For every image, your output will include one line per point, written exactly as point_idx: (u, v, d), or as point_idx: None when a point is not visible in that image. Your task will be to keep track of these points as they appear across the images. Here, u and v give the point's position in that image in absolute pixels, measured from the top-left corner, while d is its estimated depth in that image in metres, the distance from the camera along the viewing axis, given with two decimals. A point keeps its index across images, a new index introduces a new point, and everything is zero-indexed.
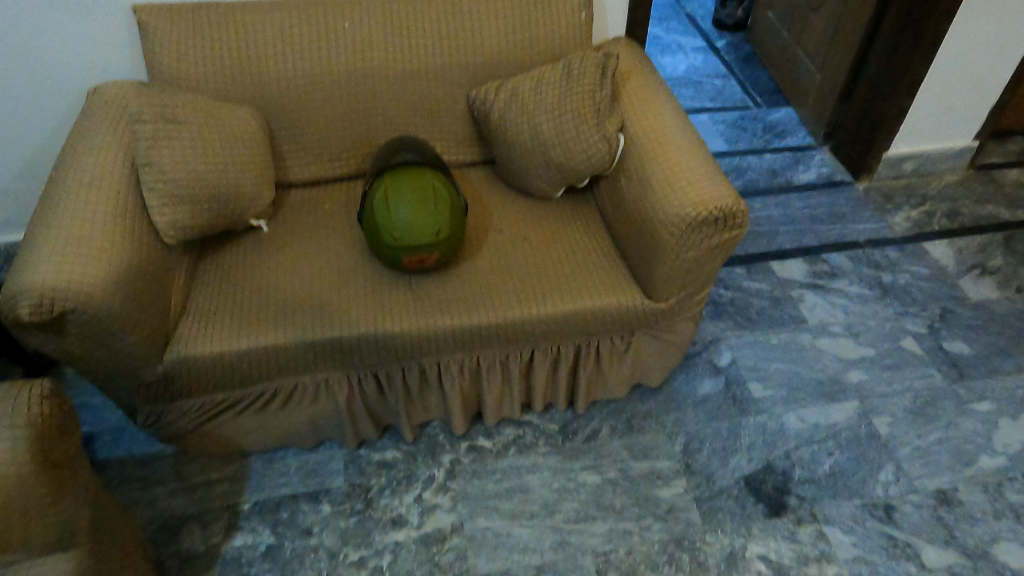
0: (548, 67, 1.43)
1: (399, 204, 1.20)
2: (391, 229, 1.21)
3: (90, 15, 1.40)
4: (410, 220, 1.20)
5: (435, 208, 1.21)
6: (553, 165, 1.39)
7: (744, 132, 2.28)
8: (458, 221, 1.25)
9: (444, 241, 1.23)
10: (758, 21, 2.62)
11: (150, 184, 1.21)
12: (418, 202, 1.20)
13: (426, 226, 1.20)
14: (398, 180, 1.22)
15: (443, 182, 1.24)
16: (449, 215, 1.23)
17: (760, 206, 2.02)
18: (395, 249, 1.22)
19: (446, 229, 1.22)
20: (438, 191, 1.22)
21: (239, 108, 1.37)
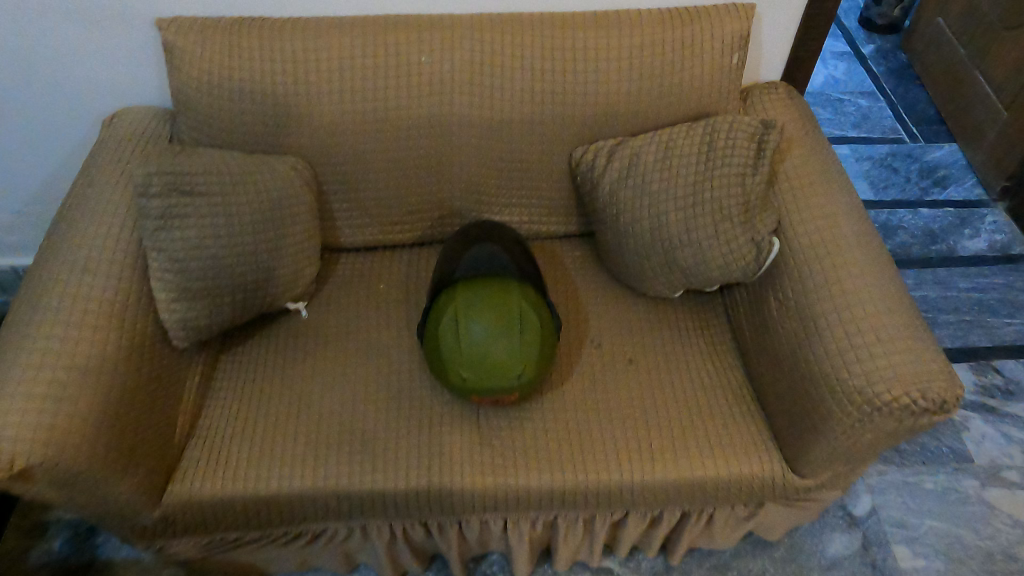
0: (680, 128, 1.07)
1: (472, 330, 0.89)
2: (460, 363, 0.90)
3: (103, 29, 1.11)
4: (487, 351, 0.89)
5: (521, 336, 0.90)
6: (677, 267, 1.05)
7: (895, 176, 1.85)
8: (550, 348, 0.94)
9: (532, 375, 0.92)
10: (920, 27, 2.13)
11: (161, 274, 0.94)
12: (498, 328, 0.89)
13: (508, 359, 0.89)
14: (469, 297, 0.91)
15: (531, 297, 0.93)
16: (539, 343, 0.92)
17: (913, 281, 1.62)
18: (464, 387, 0.91)
19: (534, 360, 0.91)
20: (524, 314, 0.91)
21: (278, 162, 1.08)
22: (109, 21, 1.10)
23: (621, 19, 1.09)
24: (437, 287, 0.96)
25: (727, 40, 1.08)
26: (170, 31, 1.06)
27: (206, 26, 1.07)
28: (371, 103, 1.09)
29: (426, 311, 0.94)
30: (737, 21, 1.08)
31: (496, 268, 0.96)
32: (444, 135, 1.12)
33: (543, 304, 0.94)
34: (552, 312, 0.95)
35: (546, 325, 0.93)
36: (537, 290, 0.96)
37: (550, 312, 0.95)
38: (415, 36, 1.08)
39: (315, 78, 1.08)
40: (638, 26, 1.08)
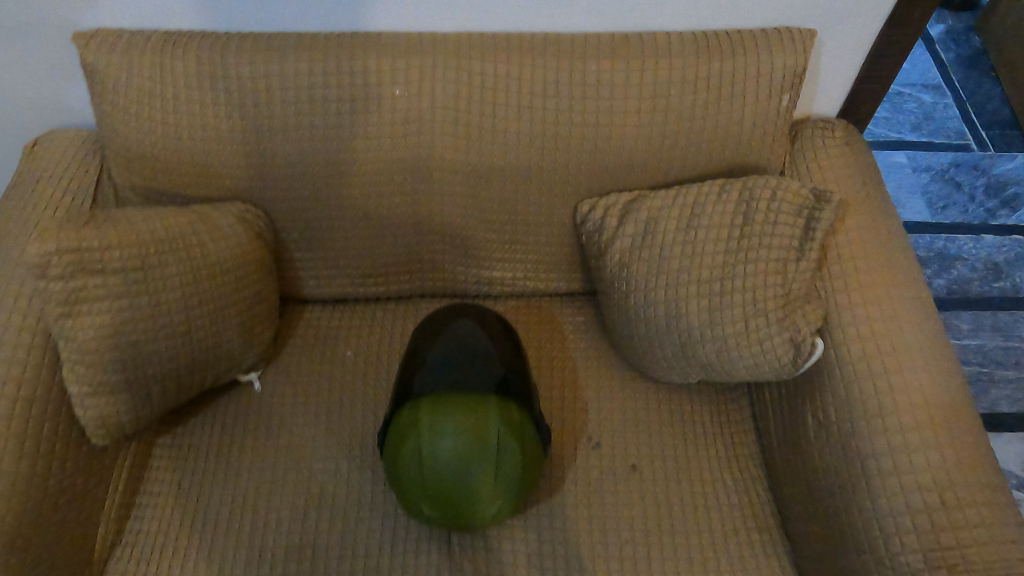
0: (708, 188, 0.87)
1: (437, 458, 0.73)
2: (422, 494, 0.74)
3: (14, 45, 0.92)
4: (454, 484, 0.73)
5: (496, 466, 0.74)
6: (695, 360, 0.87)
7: (958, 192, 1.62)
8: (533, 473, 0.78)
9: (508, 506, 0.76)
10: (1002, 7, 1.83)
11: (72, 368, 0.78)
12: (469, 458, 0.73)
13: (479, 494, 0.73)
14: (437, 415, 0.74)
15: (513, 415, 0.76)
16: (519, 471, 0.75)
17: (970, 327, 1.42)
18: (426, 517, 0.76)
19: (512, 491, 0.75)
20: (503, 438, 0.74)
21: (222, 213, 0.91)
22: (20, 36, 0.91)
23: (645, 45, 0.87)
24: (401, 391, 0.79)
25: (777, 76, 0.86)
26: (89, 49, 0.87)
27: (133, 42, 0.88)
28: (335, 141, 0.90)
29: (385, 421, 0.78)
30: (792, 53, 0.86)
31: (473, 372, 0.79)
32: (424, 179, 0.93)
33: (528, 421, 0.77)
34: (539, 427, 0.79)
35: (530, 448, 0.77)
36: (523, 400, 0.79)
37: (537, 428, 0.79)
38: (389, 61, 0.87)
39: (267, 110, 0.89)
40: (666, 55, 0.86)
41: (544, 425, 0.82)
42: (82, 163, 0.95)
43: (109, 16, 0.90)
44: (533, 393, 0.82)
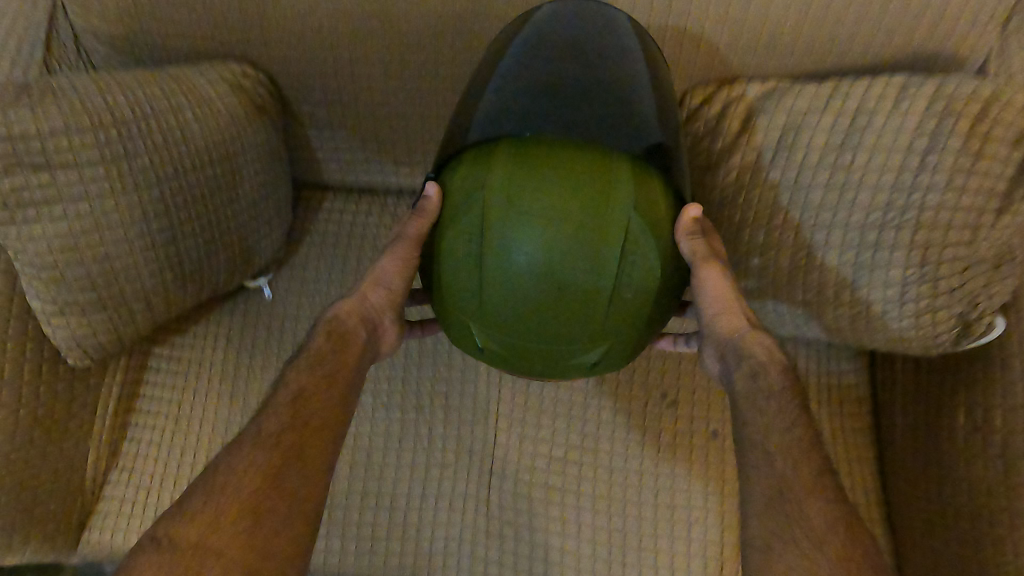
0: (883, 88, 0.60)
1: (523, 249, 0.48)
2: (488, 302, 0.51)
3: None
4: (541, 316, 0.50)
5: (615, 274, 0.49)
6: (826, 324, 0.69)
7: None
8: (665, 296, 0.54)
9: (616, 359, 0.54)
10: None
11: (29, 283, 0.62)
12: (576, 259, 0.48)
13: (577, 336, 0.51)
14: (528, 176, 0.49)
15: (646, 202, 0.50)
16: (639, 311, 0.52)
17: None
18: (484, 359, 0.55)
19: (635, 304, 0.51)
20: (631, 220, 0.49)
21: (210, 81, 0.68)
22: None
23: None
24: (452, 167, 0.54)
25: None
26: None
27: None
28: None
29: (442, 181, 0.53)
30: None
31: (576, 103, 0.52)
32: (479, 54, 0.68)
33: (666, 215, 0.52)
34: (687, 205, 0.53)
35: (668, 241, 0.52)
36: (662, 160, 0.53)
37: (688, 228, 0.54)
38: None
39: None
40: None
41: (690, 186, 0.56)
42: None
43: None
44: (682, 171, 0.56)
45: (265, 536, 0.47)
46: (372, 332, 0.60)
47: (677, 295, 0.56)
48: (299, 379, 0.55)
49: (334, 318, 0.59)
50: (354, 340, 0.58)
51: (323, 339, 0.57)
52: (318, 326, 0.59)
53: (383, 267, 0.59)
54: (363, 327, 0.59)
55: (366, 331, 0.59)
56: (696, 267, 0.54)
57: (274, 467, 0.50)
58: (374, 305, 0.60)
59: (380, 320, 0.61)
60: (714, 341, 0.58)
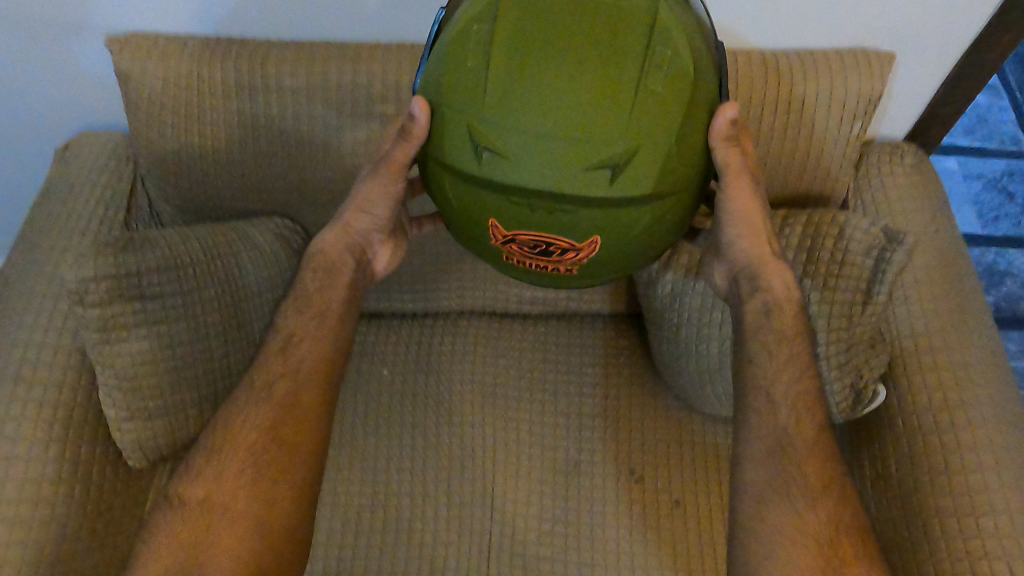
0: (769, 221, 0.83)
1: (519, 73, 0.51)
2: (489, 120, 0.53)
3: (47, 42, 0.89)
4: (532, 147, 0.52)
5: (618, 113, 0.51)
6: (727, 407, 0.86)
7: (1010, 203, 1.55)
8: (671, 155, 0.55)
9: (615, 200, 0.55)
10: None
11: (110, 393, 0.75)
12: (568, 103, 0.50)
13: (571, 151, 0.51)
14: (573, 50, 0.50)
15: (663, 28, 0.52)
16: (637, 156, 0.53)
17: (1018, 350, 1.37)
18: (488, 206, 0.56)
19: (635, 151, 0.53)
20: (637, 56, 0.51)
21: (260, 230, 0.88)
22: (58, 34, 0.88)
23: None
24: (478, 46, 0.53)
25: (853, 103, 0.81)
26: (119, 54, 0.82)
27: (166, 51, 0.82)
28: None
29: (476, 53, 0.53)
30: (870, 79, 0.80)
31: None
32: None
33: (683, 60, 0.53)
34: (705, 65, 0.56)
35: (675, 109, 0.53)
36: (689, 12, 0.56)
37: (699, 100, 0.56)
38: None
39: (306, 122, 0.83)
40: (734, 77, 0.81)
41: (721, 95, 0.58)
42: (111, 169, 0.90)
43: (134, 17, 0.86)
44: (720, 88, 0.60)
45: (240, 512, 0.66)
46: (364, 261, 0.80)
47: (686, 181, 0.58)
48: (251, 382, 0.72)
49: (323, 249, 0.77)
50: (302, 321, 0.75)
51: (314, 271, 0.77)
52: (306, 270, 0.77)
53: (351, 216, 0.75)
54: (349, 261, 0.77)
55: (348, 255, 0.77)
56: (727, 171, 0.61)
57: (250, 463, 0.68)
58: (356, 234, 0.77)
59: (363, 245, 0.79)
60: (734, 255, 0.73)
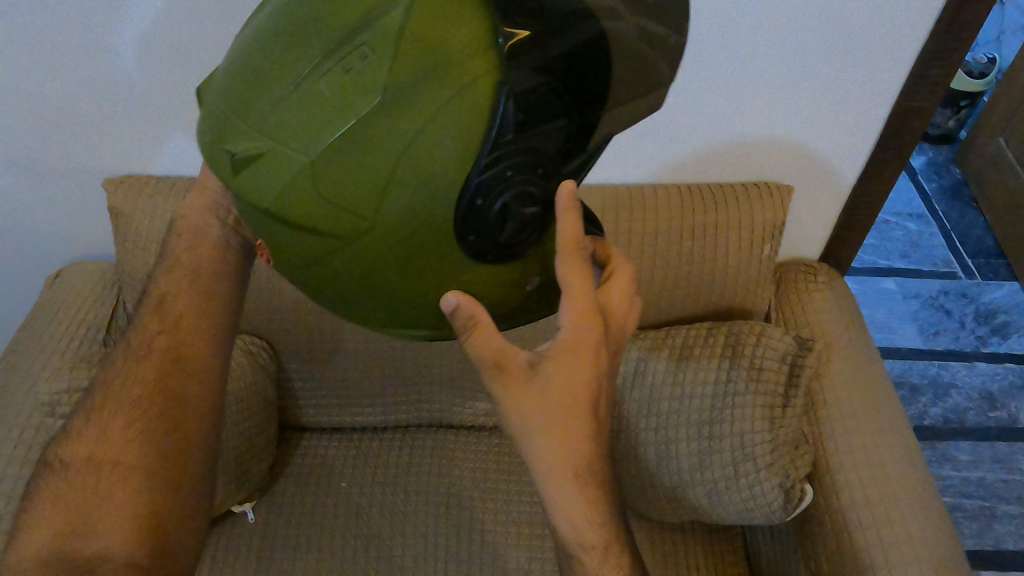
0: (697, 332, 0.91)
1: (244, 41, 0.46)
2: (210, 84, 0.48)
3: (54, 183, 1.02)
4: (205, 118, 0.46)
5: (264, 102, 0.42)
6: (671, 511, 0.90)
7: (948, 319, 1.65)
8: (323, 195, 0.42)
9: (255, 210, 0.44)
10: (980, 143, 1.92)
11: None
12: (236, 79, 0.44)
13: (223, 134, 0.44)
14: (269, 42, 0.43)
15: (379, 31, 0.40)
16: (276, 163, 0.42)
17: (969, 458, 1.41)
18: None
19: (276, 163, 0.42)
20: (325, 49, 0.41)
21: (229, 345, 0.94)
22: (64, 175, 1.00)
23: (633, 199, 0.93)
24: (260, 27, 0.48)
25: (761, 228, 0.92)
26: (115, 193, 0.93)
27: (156, 189, 0.93)
28: None
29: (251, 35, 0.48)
30: (773, 207, 0.92)
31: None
32: None
33: (383, 79, 0.40)
34: (455, 110, 0.41)
35: (350, 144, 0.41)
36: (469, 31, 0.41)
37: (414, 146, 0.41)
38: None
39: None
40: (654, 206, 0.92)
41: (476, 162, 0.42)
42: (97, 294, 0.99)
43: (135, 161, 0.99)
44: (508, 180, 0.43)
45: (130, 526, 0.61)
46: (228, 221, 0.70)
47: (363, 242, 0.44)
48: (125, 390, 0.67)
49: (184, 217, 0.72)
50: (176, 285, 0.69)
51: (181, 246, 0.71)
52: (176, 237, 0.72)
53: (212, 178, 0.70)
54: (213, 221, 0.70)
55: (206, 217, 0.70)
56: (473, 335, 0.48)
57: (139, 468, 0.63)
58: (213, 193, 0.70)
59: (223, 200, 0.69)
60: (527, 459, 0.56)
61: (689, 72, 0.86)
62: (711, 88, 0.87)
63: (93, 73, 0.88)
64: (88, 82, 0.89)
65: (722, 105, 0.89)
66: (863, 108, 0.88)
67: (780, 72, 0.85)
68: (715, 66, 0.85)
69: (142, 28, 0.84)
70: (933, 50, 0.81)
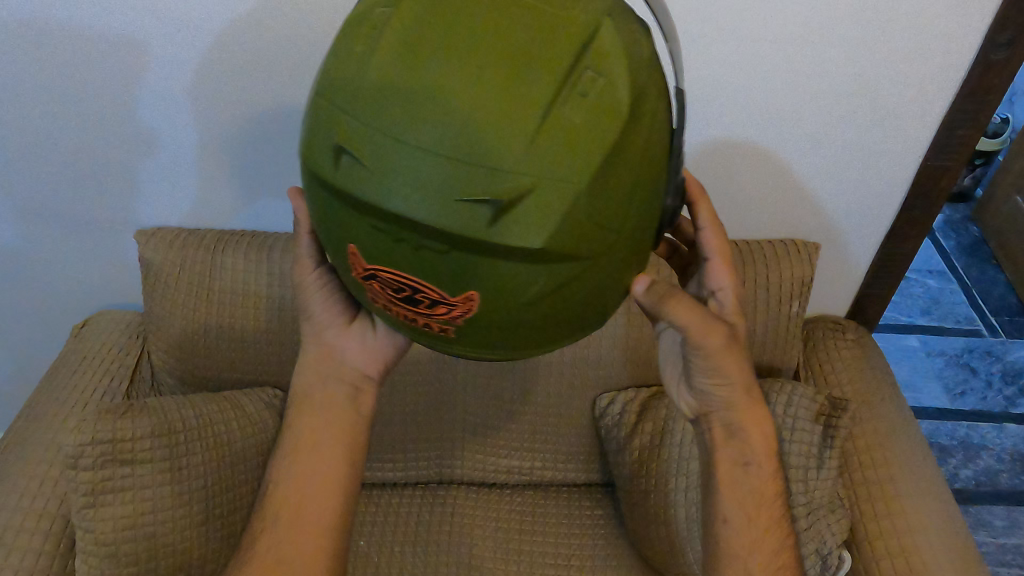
0: None
1: (388, 54, 0.41)
2: (357, 122, 0.41)
3: (86, 233, 1.03)
4: (403, 162, 0.40)
5: (522, 138, 0.40)
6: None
7: (974, 378, 1.62)
8: (588, 220, 0.43)
9: (491, 250, 0.42)
10: (999, 202, 1.92)
11: (85, 561, 0.76)
12: (452, 118, 0.39)
13: (458, 175, 0.40)
14: (473, 53, 0.39)
15: (600, 50, 0.42)
16: (540, 195, 0.41)
17: (1004, 524, 1.36)
18: (346, 237, 0.46)
19: (540, 197, 0.41)
20: (562, 70, 0.40)
21: (252, 398, 0.94)
22: (95, 226, 1.02)
23: None
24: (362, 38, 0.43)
25: (790, 285, 0.92)
26: (145, 244, 0.94)
27: (187, 241, 0.94)
28: None
29: (358, 50, 0.43)
30: (801, 264, 0.92)
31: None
32: (449, 374, 0.96)
33: (628, 98, 0.42)
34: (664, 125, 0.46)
35: (607, 166, 0.42)
36: (642, 38, 0.45)
37: (644, 155, 0.44)
38: None
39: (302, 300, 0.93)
40: None
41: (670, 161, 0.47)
42: (121, 344, 0.99)
43: (167, 212, 1.01)
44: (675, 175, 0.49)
45: None
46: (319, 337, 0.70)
47: (601, 256, 0.45)
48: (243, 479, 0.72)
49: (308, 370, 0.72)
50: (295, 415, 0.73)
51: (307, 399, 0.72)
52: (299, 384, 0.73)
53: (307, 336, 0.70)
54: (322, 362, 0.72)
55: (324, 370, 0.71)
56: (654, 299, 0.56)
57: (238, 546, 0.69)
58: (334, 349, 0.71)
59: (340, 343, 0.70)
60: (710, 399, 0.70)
61: (779, 120, 0.86)
62: (768, 147, 0.88)
63: (134, 129, 0.91)
64: (127, 137, 0.92)
65: (833, 153, 0.88)
66: (889, 167, 0.89)
67: (807, 130, 0.86)
68: (744, 125, 0.86)
69: (186, 85, 0.86)
70: (961, 111, 0.82)
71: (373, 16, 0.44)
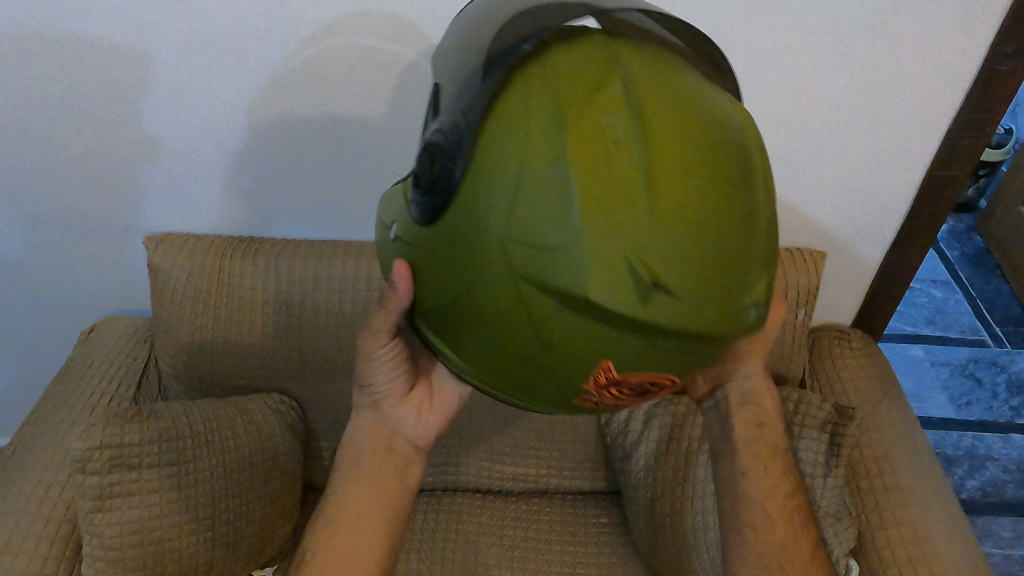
0: None
1: (663, 183, 0.39)
2: (656, 259, 0.39)
3: (94, 239, 1.04)
4: (708, 287, 0.41)
5: (762, 262, 0.43)
6: None
7: (980, 388, 1.62)
8: None
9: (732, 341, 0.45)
10: (1003, 213, 1.92)
11: (92, 567, 0.75)
12: (725, 238, 0.41)
13: (746, 287, 0.42)
14: (739, 177, 0.42)
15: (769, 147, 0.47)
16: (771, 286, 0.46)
17: (1011, 535, 1.35)
18: (593, 365, 0.42)
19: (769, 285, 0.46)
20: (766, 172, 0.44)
21: (259, 404, 0.95)
22: (103, 231, 1.03)
23: None
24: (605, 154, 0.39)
25: (796, 292, 0.92)
26: (154, 250, 0.94)
27: (195, 247, 0.94)
28: None
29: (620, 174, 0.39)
30: (807, 272, 0.92)
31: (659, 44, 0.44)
32: None
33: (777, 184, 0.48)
34: None
35: None
36: None
37: None
38: None
39: (310, 306, 0.93)
40: None
41: None
42: (129, 350, 1.00)
43: (175, 219, 1.02)
44: None
45: None
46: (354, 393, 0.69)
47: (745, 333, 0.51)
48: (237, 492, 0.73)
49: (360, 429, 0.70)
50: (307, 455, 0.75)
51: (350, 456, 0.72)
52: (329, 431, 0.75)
53: (361, 402, 0.69)
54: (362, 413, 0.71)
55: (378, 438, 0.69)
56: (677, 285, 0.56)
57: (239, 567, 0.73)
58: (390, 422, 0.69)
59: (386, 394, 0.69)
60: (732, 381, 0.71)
61: (873, 140, 0.86)
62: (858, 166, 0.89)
63: (145, 136, 0.92)
64: (138, 145, 0.93)
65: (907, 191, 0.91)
66: (895, 176, 0.89)
67: (814, 141, 0.87)
68: None
69: (199, 94, 0.87)
70: (966, 120, 0.82)
71: (600, 128, 0.39)
